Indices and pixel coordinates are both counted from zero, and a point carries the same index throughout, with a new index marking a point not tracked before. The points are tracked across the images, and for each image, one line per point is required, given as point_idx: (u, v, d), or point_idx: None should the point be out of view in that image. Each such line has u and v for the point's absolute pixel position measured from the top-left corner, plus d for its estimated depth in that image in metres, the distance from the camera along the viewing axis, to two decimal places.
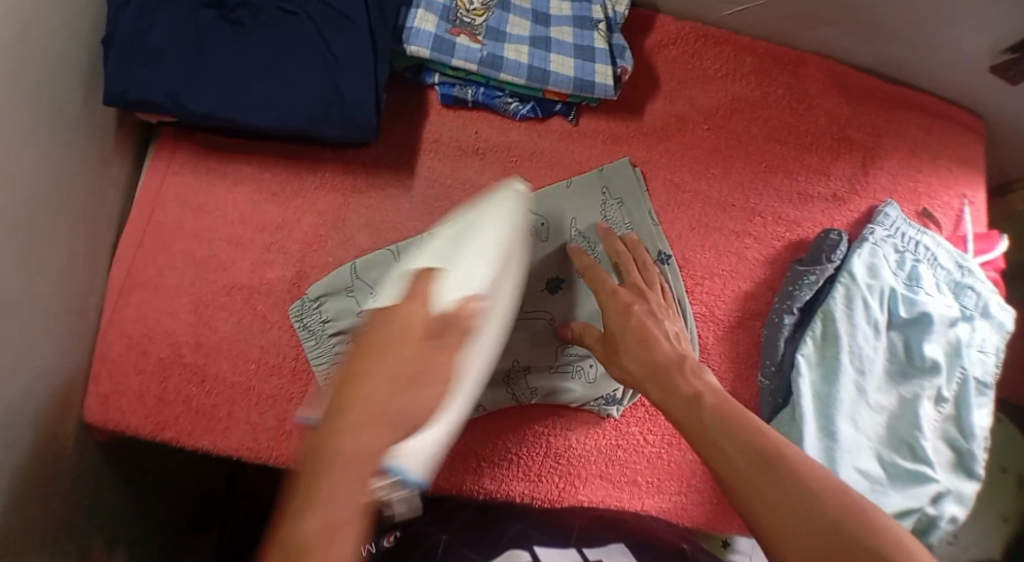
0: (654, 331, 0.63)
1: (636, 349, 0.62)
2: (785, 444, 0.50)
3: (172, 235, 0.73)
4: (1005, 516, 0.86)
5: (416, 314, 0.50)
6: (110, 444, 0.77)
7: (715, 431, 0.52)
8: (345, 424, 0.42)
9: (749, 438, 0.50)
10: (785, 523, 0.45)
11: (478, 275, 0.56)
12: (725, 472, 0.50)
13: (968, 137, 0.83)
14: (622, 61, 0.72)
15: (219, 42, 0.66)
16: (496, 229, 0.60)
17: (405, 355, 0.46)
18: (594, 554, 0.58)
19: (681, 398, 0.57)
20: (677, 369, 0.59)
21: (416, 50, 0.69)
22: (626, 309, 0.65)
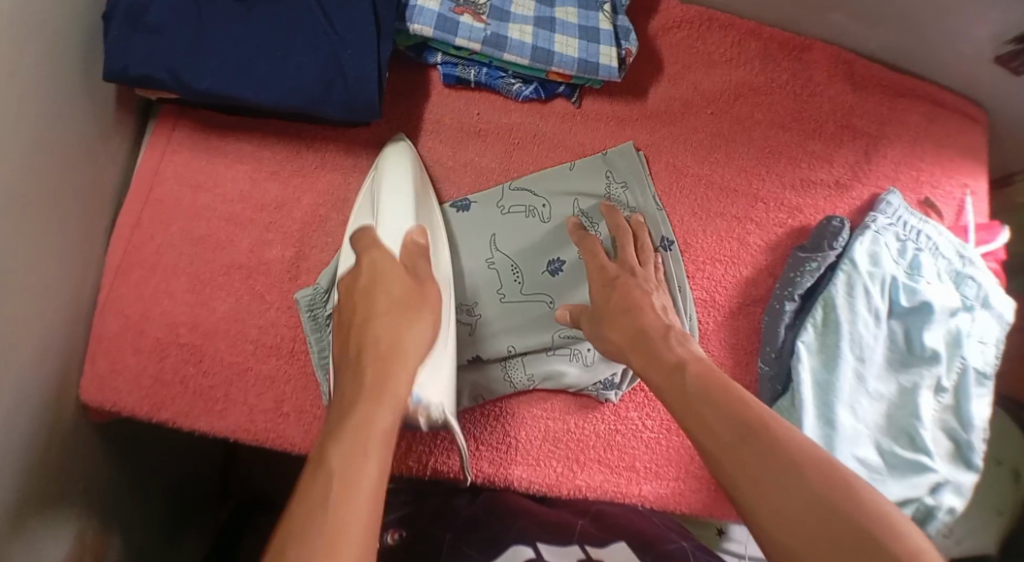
0: (641, 300, 0.63)
1: (622, 319, 0.61)
2: (769, 414, 0.49)
3: (171, 215, 0.72)
4: (1000, 508, 0.86)
5: (397, 272, 0.60)
6: (107, 425, 0.77)
7: (698, 401, 0.51)
8: (383, 361, 0.53)
9: (729, 408, 0.50)
10: (770, 498, 0.44)
11: (405, 211, 0.65)
12: (708, 442, 0.49)
13: (972, 128, 0.82)
14: (627, 44, 0.71)
15: (223, 19, 0.66)
16: (402, 175, 0.68)
17: (395, 295, 0.58)
18: (597, 552, 0.64)
19: (665, 368, 0.55)
20: (662, 338, 0.58)
21: (419, 28, 0.68)
22: (613, 281, 0.65)
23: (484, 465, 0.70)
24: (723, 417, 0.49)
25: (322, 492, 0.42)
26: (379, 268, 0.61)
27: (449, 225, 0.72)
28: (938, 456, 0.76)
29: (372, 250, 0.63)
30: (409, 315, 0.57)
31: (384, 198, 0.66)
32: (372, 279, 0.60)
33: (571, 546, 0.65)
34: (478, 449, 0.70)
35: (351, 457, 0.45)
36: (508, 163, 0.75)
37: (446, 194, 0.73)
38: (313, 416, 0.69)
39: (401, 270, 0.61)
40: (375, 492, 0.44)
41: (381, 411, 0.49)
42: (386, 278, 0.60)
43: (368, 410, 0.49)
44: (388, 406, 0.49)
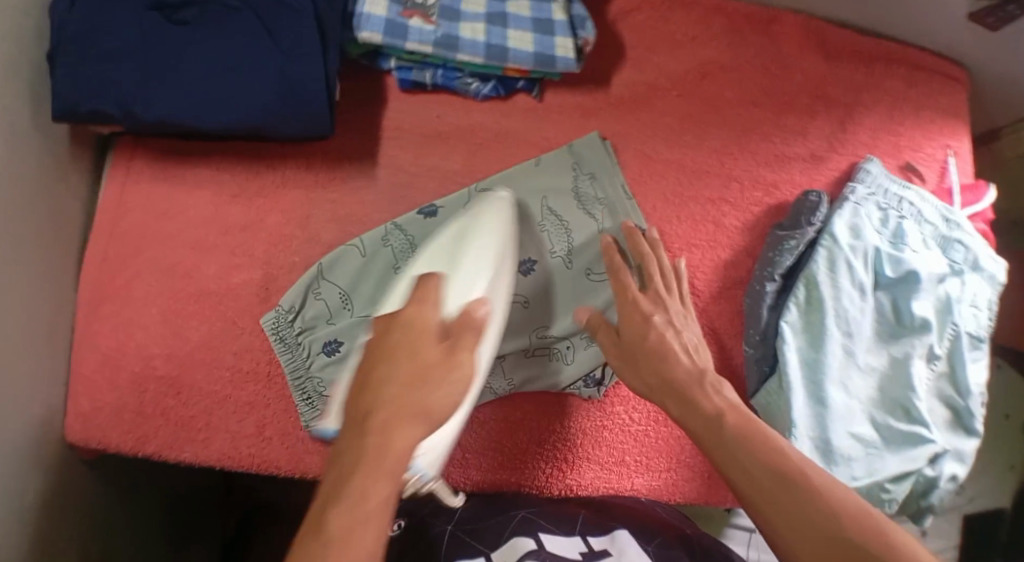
0: (674, 343, 0.61)
1: (658, 361, 0.60)
2: (809, 463, 0.51)
3: (136, 246, 0.71)
4: (1011, 464, 0.98)
5: (430, 341, 0.50)
6: (97, 461, 0.77)
7: (733, 445, 0.53)
8: (390, 398, 0.47)
9: (763, 455, 0.51)
10: (818, 552, 0.46)
11: (477, 284, 0.59)
12: (747, 490, 0.51)
13: (952, 86, 0.80)
14: (582, 32, 0.69)
15: (169, 42, 0.64)
16: (488, 263, 0.61)
17: (417, 358, 0.48)
18: (599, 544, 0.62)
19: (703, 412, 0.56)
20: (698, 382, 0.58)
21: (368, 36, 0.67)
22: (648, 319, 0.63)
23: (472, 473, 0.70)
24: (763, 466, 0.51)
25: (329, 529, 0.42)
26: (417, 326, 0.50)
27: (414, 233, 0.70)
28: (936, 425, 0.75)
29: (425, 294, 0.52)
30: (425, 344, 0.49)
31: (458, 269, 0.60)
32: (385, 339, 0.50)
33: (574, 537, 0.63)
34: (465, 457, 0.70)
35: (354, 505, 0.43)
36: (473, 164, 0.73)
37: (411, 201, 0.72)
38: (297, 438, 0.69)
39: (428, 338, 0.50)
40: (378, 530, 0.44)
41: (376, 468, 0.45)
42: (409, 326, 0.50)
43: (373, 440, 0.46)
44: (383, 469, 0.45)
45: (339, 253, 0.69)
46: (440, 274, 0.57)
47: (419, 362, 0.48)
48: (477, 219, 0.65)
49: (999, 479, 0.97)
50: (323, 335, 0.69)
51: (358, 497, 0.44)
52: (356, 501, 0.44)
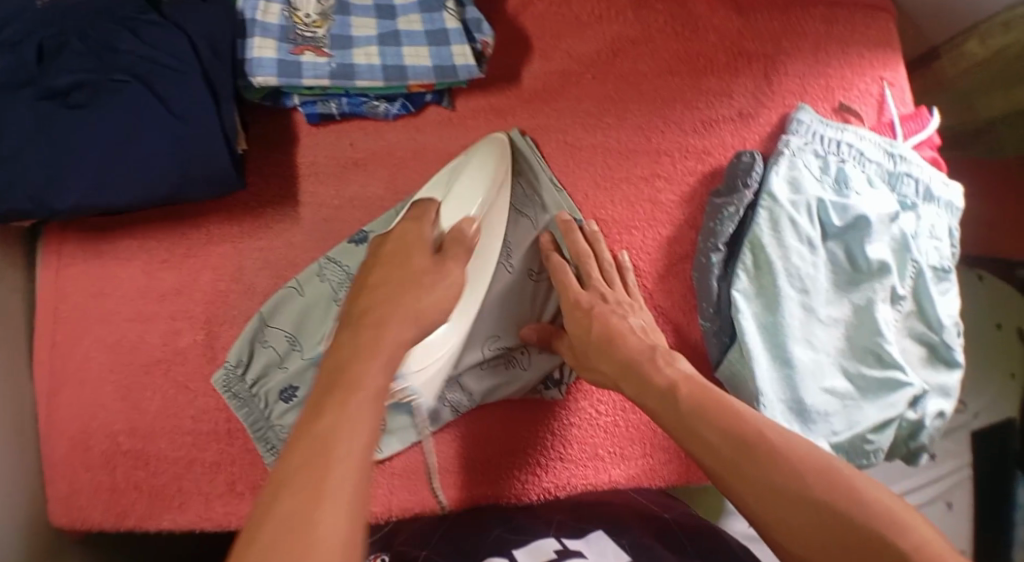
0: (622, 326, 0.62)
1: (613, 355, 0.61)
2: (763, 425, 0.52)
3: (81, 327, 0.71)
4: (1011, 372, 0.96)
5: (420, 258, 0.58)
6: (91, 540, 0.77)
7: (693, 422, 0.54)
8: (351, 379, 0.47)
9: (722, 429, 0.53)
10: (783, 516, 0.48)
11: (471, 208, 0.63)
12: (710, 460, 0.52)
13: (874, 16, 0.77)
14: (480, 35, 0.68)
15: (66, 129, 0.62)
16: (483, 184, 0.64)
17: (406, 297, 0.54)
18: (575, 544, 0.59)
19: (659, 393, 0.57)
20: (651, 360, 0.59)
21: (263, 80, 0.66)
22: (589, 311, 0.64)
23: (447, 493, 0.68)
24: (722, 435, 0.52)
25: (289, 527, 0.39)
26: (409, 242, 0.59)
27: (350, 262, 0.68)
28: (913, 365, 0.74)
29: (411, 226, 0.60)
30: (389, 331, 0.52)
31: (452, 197, 0.63)
32: (369, 301, 0.54)
33: (547, 540, 0.60)
34: (437, 477, 0.68)
35: (316, 495, 0.40)
36: (394, 186, 0.72)
37: (339, 233, 0.71)
38: None
39: (414, 247, 0.58)
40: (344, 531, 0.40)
41: (339, 449, 0.43)
42: (409, 248, 0.58)
43: (345, 407, 0.45)
44: (344, 455, 0.43)
45: (277, 298, 0.68)
46: (438, 201, 0.63)
47: (378, 361, 0.49)
48: (475, 158, 0.66)
49: (1003, 389, 0.95)
50: (278, 382, 0.67)
51: (321, 482, 0.41)
52: (317, 489, 0.41)
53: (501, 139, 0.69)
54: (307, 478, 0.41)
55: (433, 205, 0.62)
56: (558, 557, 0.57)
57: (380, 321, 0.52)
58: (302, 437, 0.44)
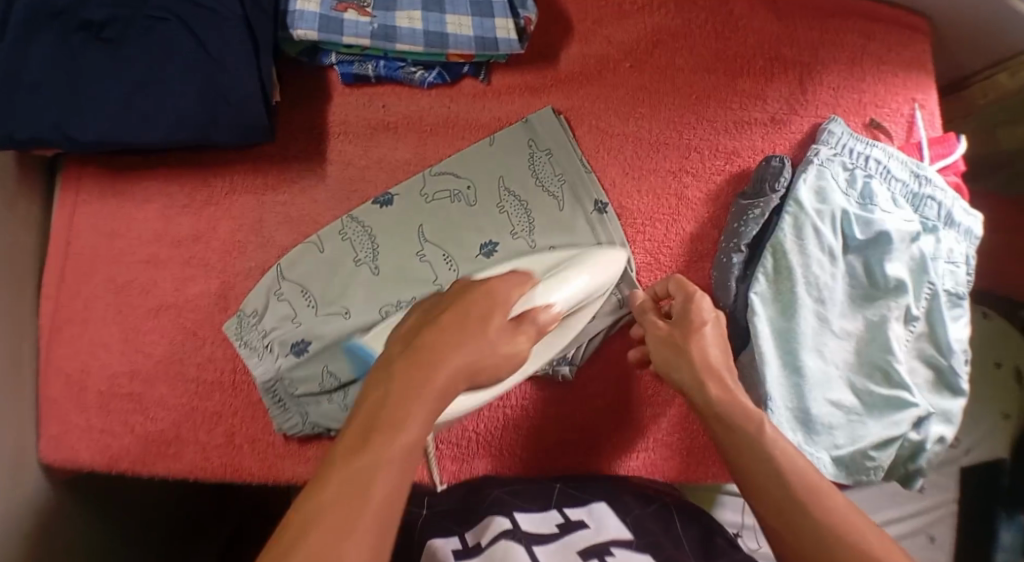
0: (706, 339, 0.61)
1: (679, 364, 0.61)
2: (822, 485, 0.53)
3: (92, 265, 0.70)
4: (1005, 413, 0.94)
5: (498, 318, 0.50)
6: (78, 481, 0.76)
7: (763, 449, 0.55)
8: (422, 375, 0.45)
9: (787, 467, 0.54)
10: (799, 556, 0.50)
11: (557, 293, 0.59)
12: (753, 494, 0.54)
13: (912, 38, 0.78)
14: (525, 11, 0.67)
15: (98, 61, 0.64)
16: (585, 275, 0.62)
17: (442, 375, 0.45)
18: (575, 515, 0.59)
19: (726, 421, 0.58)
20: (725, 385, 0.59)
21: (304, 33, 0.66)
22: (678, 322, 0.62)
23: (448, 463, 0.70)
24: (772, 477, 0.54)
25: (342, 507, 0.39)
26: (490, 300, 0.51)
27: (372, 223, 0.69)
28: (920, 388, 0.73)
29: (496, 286, 0.53)
30: (445, 362, 0.46)
31: (552, 275, 0.61)
32: (424, 337, 0.47)
33: (549, 512, 0.59)
34: (440, 446, 0.69)
35: (371, 475, 0.40)
36: (423, 152, 0.71)
37: (364, 194, 0.71)
38: (267, 444, 0.68)
39: (480, 313, 0.49)
40: (388, 511, 0.40)
41: (400, 438, 0.42)
42: (485, 305, 0.50)
43: (387, 440, 0.41)
44: (403, 442, 0.42)
45: (296, 252, 0.68)
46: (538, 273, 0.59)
47: (450, 360, 0.46)
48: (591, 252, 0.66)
49: (995, 429, 0.94)
50: (289, 336, 0.66)
51: (379, 467, 0.40)
52: (372, 472, 0.40)
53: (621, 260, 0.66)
54: (370, 458, 0.41)
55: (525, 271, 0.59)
56: (560, 530, 0.57)
57: (450, 344, 0.47)
58: (349, 451, 0.41)
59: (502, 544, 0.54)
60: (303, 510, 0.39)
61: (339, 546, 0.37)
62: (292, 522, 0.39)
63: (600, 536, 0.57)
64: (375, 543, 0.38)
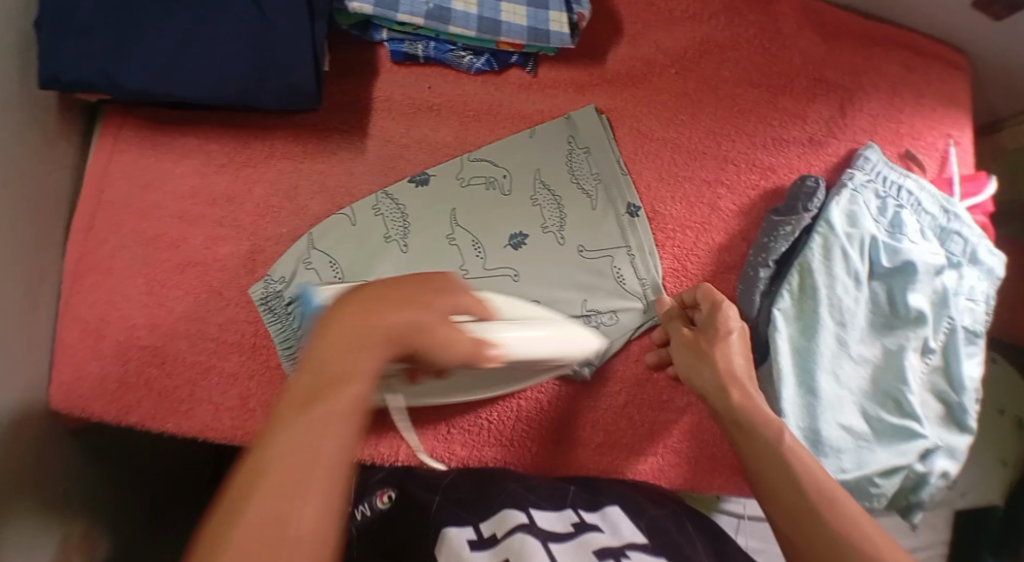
0: (734, 347, 0.62)
1: (704, 368, 0.61)
2: (838, 497, 0.53)
3: (122, 215, 0.70)
4: (1004, 459, 0.91)
5: (443, 300, 0.45)
6: (82, 428, 0.75)
7: (783, 459, 0.55)
8: (365, 329, 0.41)
9: (804, 476, 0.54)
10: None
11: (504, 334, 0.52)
12: (768, 499, 0.55)
13: (955, 74, 0.78)
14: (579, 7, 0.68)
15: (150, 13, 0.64)
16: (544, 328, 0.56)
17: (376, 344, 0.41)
18: (592, 518, 0.60)
19: (744, 430, 0.58)
20: (746, 394, 0.59)
21: (359, 7, 0.66)
22: (706, 326, 0.63)
23: (457, 448, 0.69)
24: (789, 485, 0.54)
25: (285, 470, 0.37)
26: (427, 282, 0.46)
27: (407, 201, 0.69)
28: (929, 421, 0.73)
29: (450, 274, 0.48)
30: (389, 329, 0.42)
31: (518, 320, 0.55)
32: (373, 299, 0.43)
33: (565, 510, 0.61)
34: (451, 431, 0.69)
35: (319, 439, 0.39)
36: (463, 137, 0.72)
37: (401, 172, 0.71)
38: None
39: (424, 299, 0.44)
40: (333, 473, 0.39)
41: (347, 393, 0.40)
42: (441, 298, 0.45)
43: (329, 405, 0.39)
44: (341, 402, 0.39)
45: (328, 223, 0.69)
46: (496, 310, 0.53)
47: (392, 318, 0.42)
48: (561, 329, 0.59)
49: (994, 475, 0.91)
50: None
51: (321, 428, 0.39)
52: (314, 436, 0.38)
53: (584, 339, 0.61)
54: (320, 417, 0.39)
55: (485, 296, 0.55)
56: (575, 529, 0.58)
57: (395, 309, 0.43)
58: (292, 413, 0.39)
59: (518, 537, 0.55)
60: (250, 474, 0.37)
61: (292, 508, 0.37)
62: (238, 485, 0.37)
63: (615, 539, 0.57)
64: (321, 504, 0.38)
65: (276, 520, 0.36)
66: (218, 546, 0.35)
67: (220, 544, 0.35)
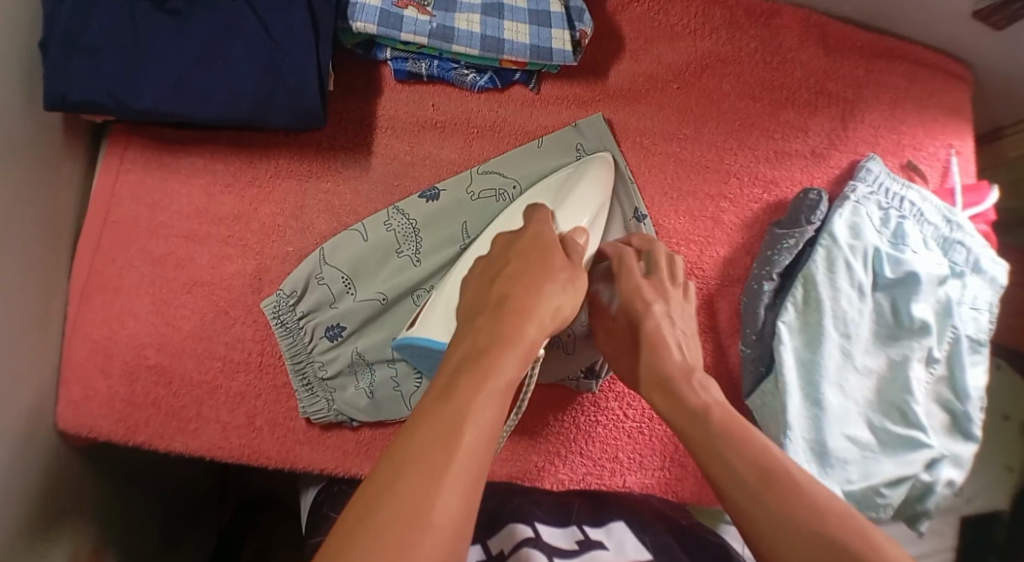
0: (666, 335, 0.62)
1: (642, 357, 0.62)
2: (792, 463, 0.50)
3: (129, 235, 0.71)
4: (1009, 465, 0.92)
5: (558, 257, 0.55)
6: (92, 449, 0.76)
7: (733, 440, 0.52)
8: (508, 331, 0.48)
9: (757, 452, 0.51)
10: (782, 537, 0.45)
11: (582, 218, 0.64)
12: (726, 486, 0.50)
13: (954, 85, 0.79)
14: (581, 24, 0.69)
15: (157, 36, 0.65)
16: (590, 203, 0.66)
17: (517, 323, 0.49)
18: (594, 534, 0.66)
19: (691, 412, 0.56)
20: (683, 380, 0.59)
21: (362, 26, 0.67)
22: (638, 312, 0.64)
23: None
24: (744, 463, 0.50)
25: (436, 449, 0.39)
26: (546, 240, 0.57)
27: (416, 216, 0.70)
28: (934, 430, 0.73)
29: (541, 232, 0.58)
30: (533, 322, 0.50)
31: (565, 204, 0.65)
32: (509, 289, 0.51)
33: (570, 528, 0.66)
34: None
35: (461, 424, 0.41)
36: (468, 153, 0.72)
37: (407, 190, 0.71)
38: (288, 428, 0.68)
39: (555, 244, 0.57)
40: (480, 457, 0.41)
41: (493, 380, 0.44)
42: (551, 241, 0.57)
43: (473, 392, 0.43)
44: (497, 382, 0.44)
45: (337, 239, 0.69)
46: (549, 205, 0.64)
47: (531, 306, 0.50)
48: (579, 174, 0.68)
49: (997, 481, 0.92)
50: (325, 320, 0.68)
51: (466, 413, 0.42)
52: (460, 419, 0.41)
53: (597, 176, 0.68)
54: (462, 398, 0.42)
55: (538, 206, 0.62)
56: (580, 546, 0.63)
57: (531, 291, 0.51)
58: (439, 396, 0.43)
59: (525, 550, 0.61)
60: (395, 456, 0.39)
61: (433, 492, 0.37)
62: (383, 469, 0.39)
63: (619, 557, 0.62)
64: (469, 480, 0.39)
65: (420, 497, 0.37)
66: (370, 514, 0.36)
67: (372, 511, 0.36)
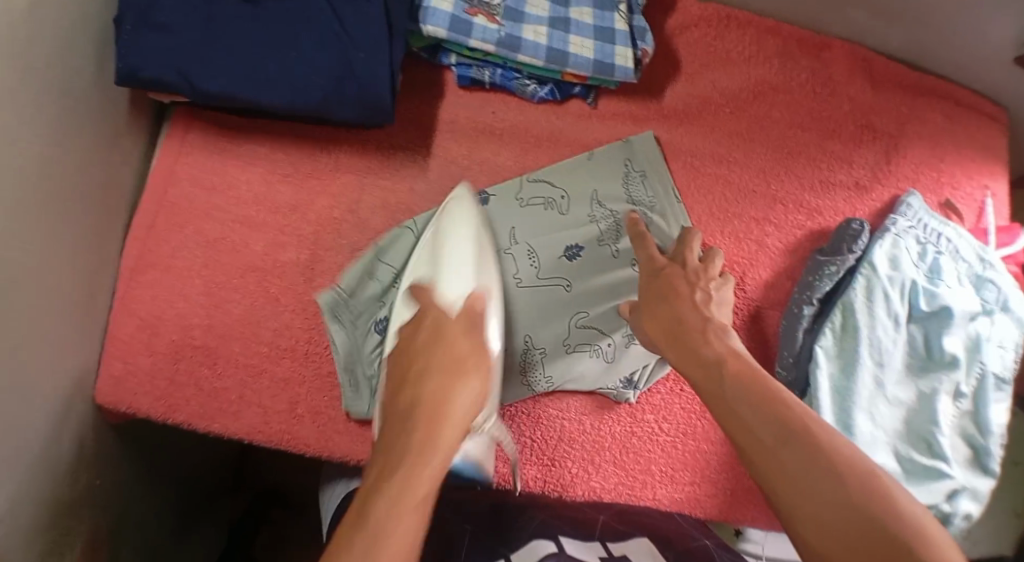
0: (683, 290, 0.63)
1: (659, 308, 0.62)
2: (809, 415, 0.48)
3: (185, 216, 0.72)
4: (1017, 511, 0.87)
5: (461, 346, 0.59)
6: (123, 425, 0.76)
7: (751, 393, 0.50)
8: (427, 436, 0.52)
9: (776, 404, 0.49)
10: (803, 503, 0.43)
11: (466, 276, 0.66)
12: (743, 440, 0.48)
13: (994, 129, 0.81)
14: (643, 43, 0.71)
15: (234, 20, 0.66)
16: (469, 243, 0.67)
17: (434, 429, 0.52)
18: (618, 548, 0.60)
19: (703, 363, 0.55)
20: (699, 332, 0.58)
21: (433, 30, 0.69)
22: (660, 272, 0.65)
23: (499, 465, 0.69)
24: (760, 415, 0.48)
25: None
26: (445, 330, 0.61)
27: None
28: (956, 462, 0.72)
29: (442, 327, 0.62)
30: (446, 427, 0.53)
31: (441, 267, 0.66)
32: (419, 392, 0.55)
33: (593, 542, 0.60)
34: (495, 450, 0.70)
35: (380, 543, 0.43)
36: (524, 162, 0.74)
37: None
38: (330, 417, 0.69)
39: (463, 324, 0.62)
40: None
41: (414, 492, 0.48)
42: (448, 332, 0.61)
43: (390, 508, 0.46)
44: (414, 497, 0.47)
45: (391, 239, 0.70)
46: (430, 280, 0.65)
47: (451, 402, 0.55)
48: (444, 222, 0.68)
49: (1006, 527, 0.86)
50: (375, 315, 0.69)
51: (383, 533, 0.44)
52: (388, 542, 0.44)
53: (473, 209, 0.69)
54: (381, 511, 0.46)
55: (430, 291, 0.64)
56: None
57: (445, 394, 0.55)
58: (357, 521, 0.46)
59: None
60: None
61: None
62: None
63: None
64: None
65: None
66: None
67: None
